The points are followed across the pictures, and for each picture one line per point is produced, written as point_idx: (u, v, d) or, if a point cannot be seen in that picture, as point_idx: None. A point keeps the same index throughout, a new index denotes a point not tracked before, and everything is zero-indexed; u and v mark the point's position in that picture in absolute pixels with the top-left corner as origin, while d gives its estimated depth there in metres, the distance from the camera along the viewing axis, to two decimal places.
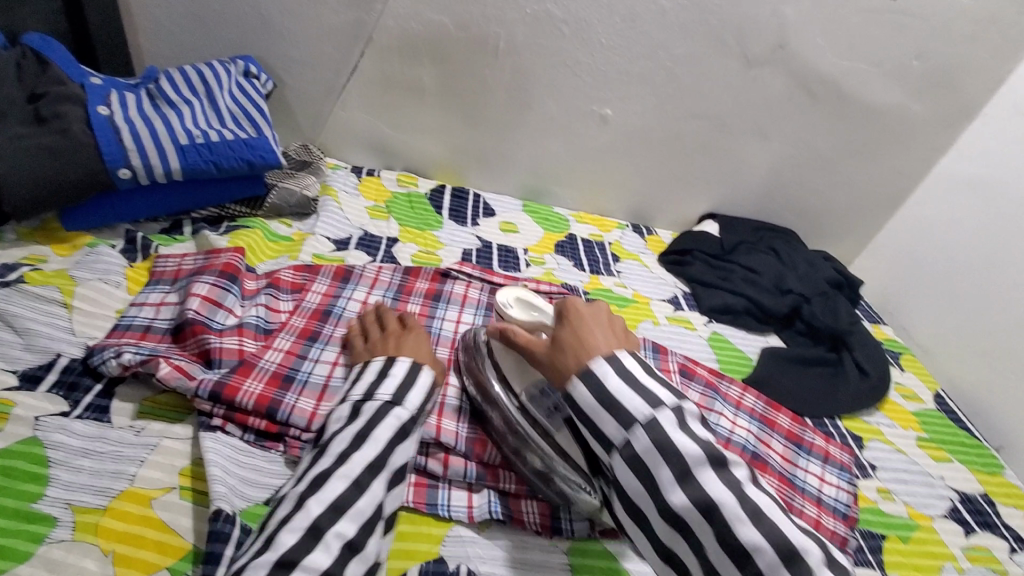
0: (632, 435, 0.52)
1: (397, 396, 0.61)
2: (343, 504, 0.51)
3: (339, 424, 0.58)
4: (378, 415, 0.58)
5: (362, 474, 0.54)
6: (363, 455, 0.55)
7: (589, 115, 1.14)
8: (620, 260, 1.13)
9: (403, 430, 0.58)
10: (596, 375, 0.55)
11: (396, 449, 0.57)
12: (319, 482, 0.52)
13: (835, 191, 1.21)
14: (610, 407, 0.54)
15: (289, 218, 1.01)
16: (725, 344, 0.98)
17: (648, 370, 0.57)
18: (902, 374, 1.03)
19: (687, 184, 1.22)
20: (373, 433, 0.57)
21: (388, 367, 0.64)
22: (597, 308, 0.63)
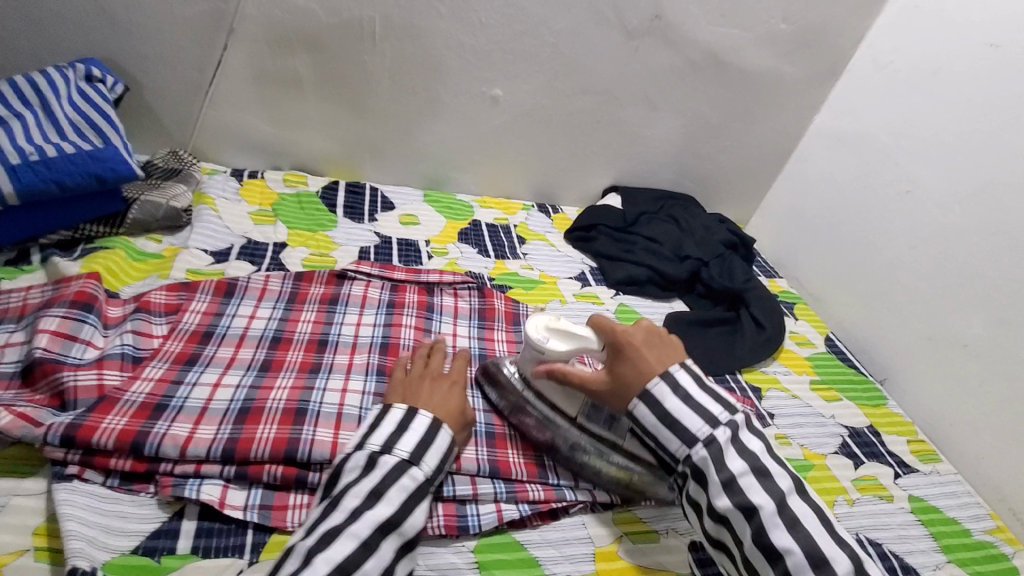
0: (695, 451, 0.60)
1: (415, 455, 0.58)
2: (352, 565, 0.50)
3: (352, 477, 0.56)
4: (396, 472, 0.56)
5: (372, 535, 0.52)
6: (376, 513, 0.53)
7: (482, 97, 1.12)
8: (527, 241, 1.13)
9: (417, 492, 0.57)
10: (654, 395, 0.62)
11: (411, 511, 0.55)
12: (328, 539, 0.51)
13: (725, 155, 1.29)
14: (671, 425, 0.61)
15: (159, 233, 0.89)
16: (631, 314, 1.01)
17: (702, 381, 0.64)
18: (796, 322, 1.14)
19: (586, 159, 1.24)
20: (389, 492, 0.55)
21: (405, 418, 0.61)
22: (642, 330, 0.67)
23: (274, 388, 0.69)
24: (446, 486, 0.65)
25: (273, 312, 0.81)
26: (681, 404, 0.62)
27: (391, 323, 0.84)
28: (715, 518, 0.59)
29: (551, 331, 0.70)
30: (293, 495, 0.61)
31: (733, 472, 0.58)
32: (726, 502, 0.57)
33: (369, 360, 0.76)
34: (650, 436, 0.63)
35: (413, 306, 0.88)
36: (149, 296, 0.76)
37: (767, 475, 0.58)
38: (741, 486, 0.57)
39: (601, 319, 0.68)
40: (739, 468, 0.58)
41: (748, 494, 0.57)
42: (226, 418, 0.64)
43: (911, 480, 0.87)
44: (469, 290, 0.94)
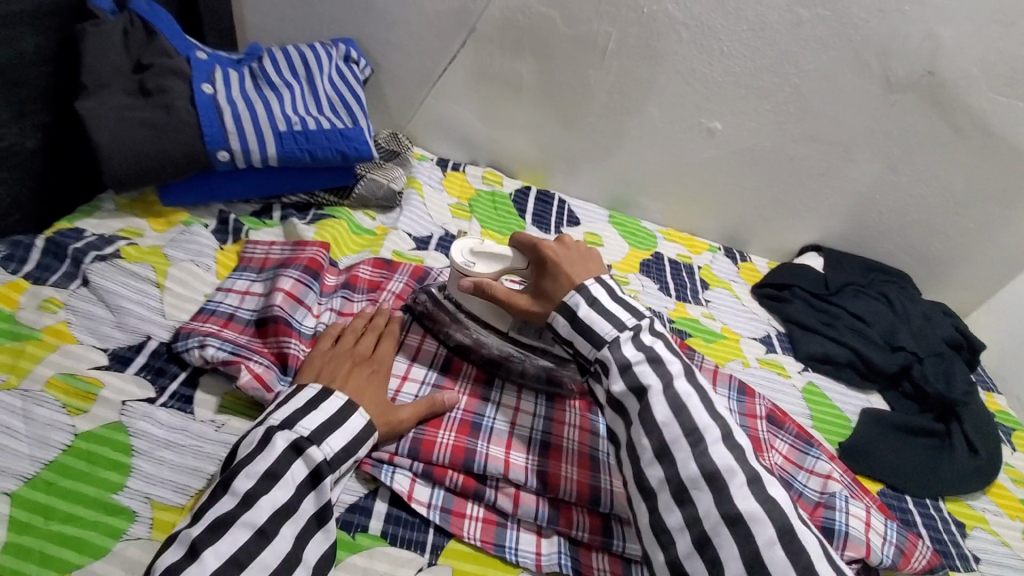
0: (599, 352, 0.60)
1: (316, 433, 0.55)
2: (245, 557, 0.48)
3: (244, 454, 0.52)
4: (291, 453, 0.52)
5: (267, 522, 0.49)
6: (270, 498, 0.50)
7: (697, 127, 1.06)
8: (710, 287, 1.06)
9: (318, 474, 0.53)
10: (569, 305, 0.63)
11: (308, 496, 0.53)
12: (218, 529, 0.48)
13: (963, 238, 1.11)
14: (579, 329, 0.62)
15: (374, 211, 0.96)
16: (820, 399, 0.89)
17: (615, 294, 0.64)
18: (1013, 454, 0.95)
19: (791, 210, 1.13)
20: (285, 475, 0.52)
21: (319, 399, 0.57)
22: (563, 245, 0.68)
23: (455, 392, 0.70)
24: (617, 541, 0.61)
25: None
26: (592, 313, 0.62)
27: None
28: (611, 404, 0.59)
29: (476, 256, 0.71)
30: (470, 504, 0.61)
31: (629, 359, 0.59)
32: (620, 385, 0.58)
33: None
34: (567, 343, 0.63)
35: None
36: (358, 270, 0.82)
37: (659, 360, 0.59)
38: (633, 368, 0.58)
39: (522, 237, 0.71)
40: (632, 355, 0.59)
41: (637, 375, 0.58)
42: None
43: None
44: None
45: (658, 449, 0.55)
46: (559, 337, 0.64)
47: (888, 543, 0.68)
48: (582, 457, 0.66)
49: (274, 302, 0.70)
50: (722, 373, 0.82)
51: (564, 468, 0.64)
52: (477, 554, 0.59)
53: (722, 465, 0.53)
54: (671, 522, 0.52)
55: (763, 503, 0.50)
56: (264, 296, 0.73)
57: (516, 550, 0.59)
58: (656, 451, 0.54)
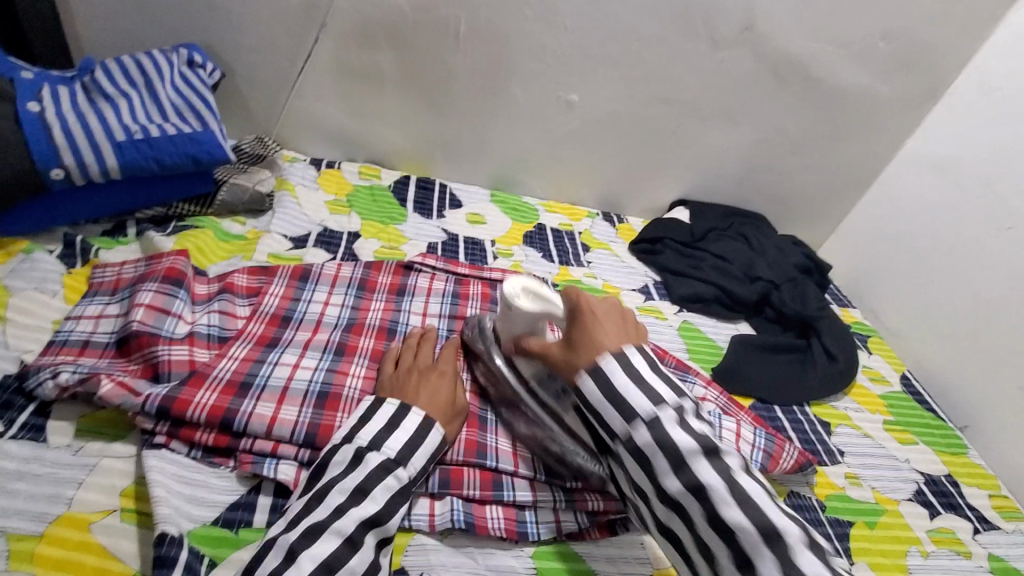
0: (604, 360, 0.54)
1: (401, 453, 0.57)
2: (335, 563, 0.49)
3: (337, 472, 0.54)
4: (381, 471, 0.55)
5: (356, 531, 0.51)
6: (360, 510, 0.52)
7: (557, 100, 1.11)
8: (591, 249, 1.12)
9: (402, 491, 0.55)
10: (604, 372, 0.54)
11: (395, 511, 0.54)
12: (312, 535, 0.49)
13: (804, 175, 1.24)
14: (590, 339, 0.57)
15: (243, 215, 0.93)
16: (695, 333, 0.98)
17: (653, 366, 0.55)
18: (870, 357, 1.06)
19: (656, 170, 1.22)
20: (373, 491, 0.54)
21: (399, 419, 0.59)
22: (608, 305, 0.61)
23: (349, 374, 0.70)
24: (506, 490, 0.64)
25: (345, 299, 0.82)
26: (632, 384, 0.53)
27: (456, 315, 0.84)
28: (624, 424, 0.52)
29: (527, 292, 0.68)
30: None
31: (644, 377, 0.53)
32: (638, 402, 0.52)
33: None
34: (596, 414, 0.54)
35: (477, 300, 0.88)
36: (234, 277, 0.79)
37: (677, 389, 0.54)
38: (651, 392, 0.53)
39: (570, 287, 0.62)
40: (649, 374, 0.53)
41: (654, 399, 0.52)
42: (307, 400, 0.65)
43: (991, 537, 0.79)
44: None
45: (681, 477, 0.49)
46: (587, 404, 0.54)
47: (757, 450, 0.75)
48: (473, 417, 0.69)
49: (134, 317, 0.67)
50: None
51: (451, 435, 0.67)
52: None
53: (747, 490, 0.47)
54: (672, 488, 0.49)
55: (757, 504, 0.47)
56: (122, 316, 0.69)
57: (409, 515, 0.60)
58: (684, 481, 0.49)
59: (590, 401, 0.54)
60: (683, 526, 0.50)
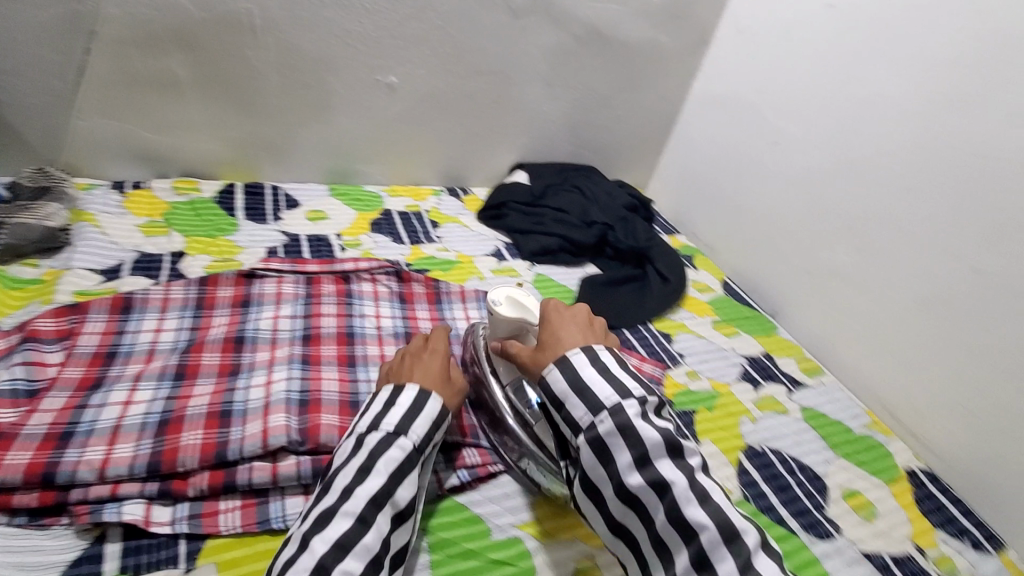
0: (600, 420, 0.56)
1: (400, 425, 0.60)
2: (349, 542, 0.52)
3: (344, 456, 0.58)
4: (382, 444, 0.58)
5: (365, 509, 0.54)
6: (366, 486, 0.55)
7: (376, 84, 1.11)
8: (440, 225, 1.15)
9: (405, 464, 0.58)
10: (572, 363, 0.60)
11: (401, 482, 0.57)
12: (323, 520, 0.53)
13: (618, 125, 1.37)
14: (580, 390, 0.59)
15: (35, 257, 0.82)
16: (548, 282, 1.06)
17: (621, 364, 0.62)
18: (696, 272, 1.22)
19: (488, 139, 1.27)
20: (379, 464, 0.56)
21: (394, 397, 0.62)
22: (575, 309, 0.68)
23: (194, 396, 0.67)
24: None
25: (181, 322, 0.76)
26: (595, 374, 0.59)
27: (311, 314, 0.82)
28: (620, 495, 0.55)
29: (507, 298, 0.72)
30: (224, 499, 0.60)
31: (647, 446, 0.55)
32: (638, 478, 0.54)
33: (292, 354, 0.75)
34: (559, 407, 0.59)
35: (331, 295, 0.86)
36: (38, 323, 0.69)
37: (679, 450, 0.55)
38: (652, 461, 0.54)
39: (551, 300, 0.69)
40: (653, 441, 0.55)
41: (657, 468, 0.54)
42: (144, 433, 0.61)
43: (802, 394, 0.96)
44: (386, 272, 0.92)
45: (637, 458, 0.54)
46: (552, 396, 0.60)
47: None
48: (342, 405, 0.70)
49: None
50: (468, 292, 0.95)
51: (325, 417, 0.67)
52: (241, 539, 0.58)
53: (669, 474, 0.54)
54: (632, 483, 0.54)
55: (688, 478, 0.54)
56: None
57: (283, 517, 0.60)
58: (636, 460, 0.54)
59: (555, 392, 0.60)
60: (638, 525, 0.55)
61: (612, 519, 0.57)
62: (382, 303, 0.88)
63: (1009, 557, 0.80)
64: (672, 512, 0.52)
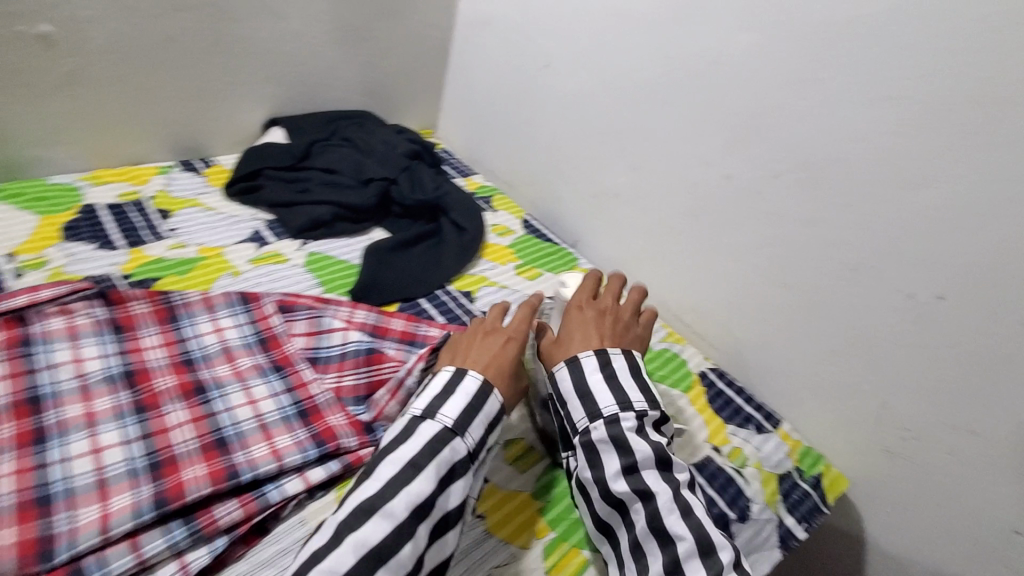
0: (595, 427, 0.62)
1: (460, 422, 0.57)
2: (386, 552, 0.49)
3: (392, 435, 0.57)
4: (439, 441, 0.55)
5: (408, 517, 0.51)
6: (413, 490, 0.52)
7: (13, 37, 0.79)
8: (172, 214, 0.90)
9: (453, 469, 0.55)
10: (580, 367, 0.66)
11: (448, 490, 0.54)
12: (361, 516, 0.50)
13: (383, 61, 1.19)
14: (583, 396, 0.64)
15: None
16: (324, 261, 0.90)
17: (634, 372, 0.67)
18: (495, 215, 1.15)
19: (221, 94, 1.03)
20: (429, 466, 0.54)
21: (458, 382, 0.60)
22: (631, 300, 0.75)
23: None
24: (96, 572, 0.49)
25: None
26: (603, 386, 0.64)
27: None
28: (609, 502, 0.61)
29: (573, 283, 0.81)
30: None
31: (637, 458, 0.60)
32: (624, 486, 0.59)
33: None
34: (564, 404, 0.66)
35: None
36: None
37: (669, 465, 0.61)
38: (639, 469, 0.60)
39: (613, 281, 0.77)
40: (642, 453, 0.60)
41: (644, 478, 0.60)
42: None
43: None
44: (76, 296, 0.68)
45: (625, 466, 0.60)
46: (559, 396, 0.66)
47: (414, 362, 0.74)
48: (21, 510, 0.51)
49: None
50: (215, 298, 0.75)
51: None
52: None
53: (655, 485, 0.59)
54: (618, 488, 0.60)
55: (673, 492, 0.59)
56: None
57: None
58: (625, 467, 0.60)
59: (564, 394, 0.66)
60: (624, 529, 0.60)
61: (597, 518, 0.62)
62: (82, 341, 0.65)
63: (784, 429, 0.90)
64: (654, 520, 0.57)
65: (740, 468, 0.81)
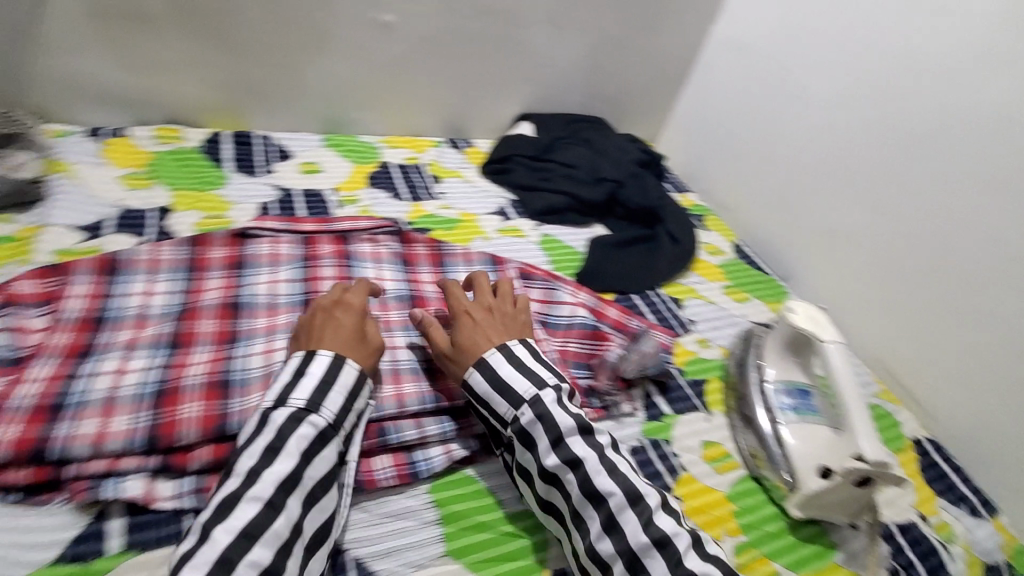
0: (522, 412, 0.60)
1: (314, 399, 0.55)
2: (257, 530, 0.48)
3: (245, 436, 0.53)
4: (291, 423, 0.53)
5: (274, 494, 0.50)
6: (275, 470, 0.51)
7: (369, 23, 1.01)
8: (441, 180, 1.09)
9: (322, 438, 0.54)
10: (490, 364, 0.63)
11: (313, 462, 0.53)
12: (230, 506, 0.48)
13: (630, 74, 1.28)
14: (501, 390, 0.62)
15: (8, 212, 0.75)
16: (555, 243, 1.02)
17: (535, 356, 0.66)
18: (707, 233, 1.17)
19: (492, 87, 1.19)
20: (288, 445, 0.52)
21: (306, 364, 0.58)
22: None
23: (190, 365, 0.63)
24: (393, 434, 0.63)
25: (170, 286, 0.72)
26: (514, 371, 0.62)
27: (309, 277, 0.78)
28: (545, 477, 0.59)
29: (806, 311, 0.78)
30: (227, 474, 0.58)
31: (562, 430, 0.58)
32: (553, 459, 0.58)
33: (291, 321, 0.71)
34: (483, 405, 0.63)
35: (329, 257, 0.81)
36: (15, 287, 0.65)
37: (592, 433, 0.59)
38: (565, 442, 0.58)
39: None
40: (568, 426, 0.58)
41: (571, 448, 0.58)
42: (139, 405, 0.58)
43: None
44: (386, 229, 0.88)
45: (563, 457, 0.58)
46: (478, 397, 0.63)
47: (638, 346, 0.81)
48: None
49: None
50: (473, 254, 0.90)
51: None
52: None
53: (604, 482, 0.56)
54: (551, 464, 0.58)
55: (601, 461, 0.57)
56: None
57: None
58: (552, 443, 0.58)
59: (479, 394, 0.63)
60: (562, 498, 0.58)
61: (540, 498, 0.60)
62: (384, 265, 0.83)
63: (1000, 522, 0.82)
64: (586, 485, 0.56)
65: (945, 542, 0.74)
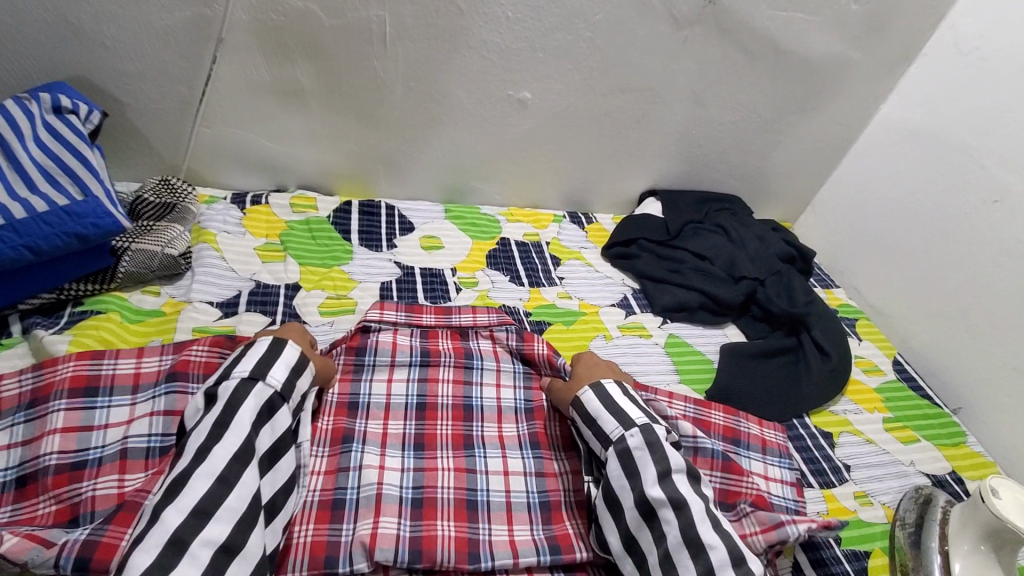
0: (631, 433, 0.59)
1: (257, 369, 0.56)
2: (209, 506, 0.48)
3: (195, 419, 0.53)
4: (240, 395, 0.54)
5: (228, 467, 0.51)
6: (224, 447, 0.51)
7: (507, 100, 0.98)
8: (561, 262, 1.03)
9: (269, 407, 0.56)
10: (605, 390, 0.66)
11: (260, 433, 0.54)
12: (175, 488, 0.48)
13: (776, 153, 1.15)
14: (614, 411, 0.63)
15: (156, 285, 0.79)
16: (683, 349, 0.91)
17: (624, 393, 0.66)
18: (860, 344, 1.02)
19: (623, 163, 1.11)
20: (234, 420, 0.53)
21: (245, 350, 0.59)
22: None
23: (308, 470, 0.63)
24: None
25: None
26: (621, 397, 0.65)
27: (427, 379, 0.74)
28: (640, 509, 0.56)
29: (1015, 499, 0.63)
30: None
31: (670, 465, 0.57)
32: (659, 491, 0.55)
33: (405, 431, 0.68)
34: (589, 424, 0.64)
35: (450, 353, 0.77)
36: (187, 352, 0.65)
37: (699, 478, 0.58)
38: (672, 476, 0.56)
39: None
40: (677, 462, 0.57)
41: (677, 484, 0.56)
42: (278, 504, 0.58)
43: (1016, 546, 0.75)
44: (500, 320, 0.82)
45: (670, 492, 0.55)
46: (585, 414, 0.64)
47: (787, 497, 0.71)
48: (458, 508, 0.62)
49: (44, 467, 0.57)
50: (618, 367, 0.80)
51: (439, 525, 0.60)
52: None
53: (707, 540, 0.52)
54: (654, 494, 0.55)
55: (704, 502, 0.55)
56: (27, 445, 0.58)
57: None
58: (660, 472, 0.56)
59: (588, 411, 0.64)
60: (650, 540, 0.55)
61: (625, 530, 0.57)
62: (502, 365, 0.78)
63: None
64: (688, 529, 0.53)
65: None
